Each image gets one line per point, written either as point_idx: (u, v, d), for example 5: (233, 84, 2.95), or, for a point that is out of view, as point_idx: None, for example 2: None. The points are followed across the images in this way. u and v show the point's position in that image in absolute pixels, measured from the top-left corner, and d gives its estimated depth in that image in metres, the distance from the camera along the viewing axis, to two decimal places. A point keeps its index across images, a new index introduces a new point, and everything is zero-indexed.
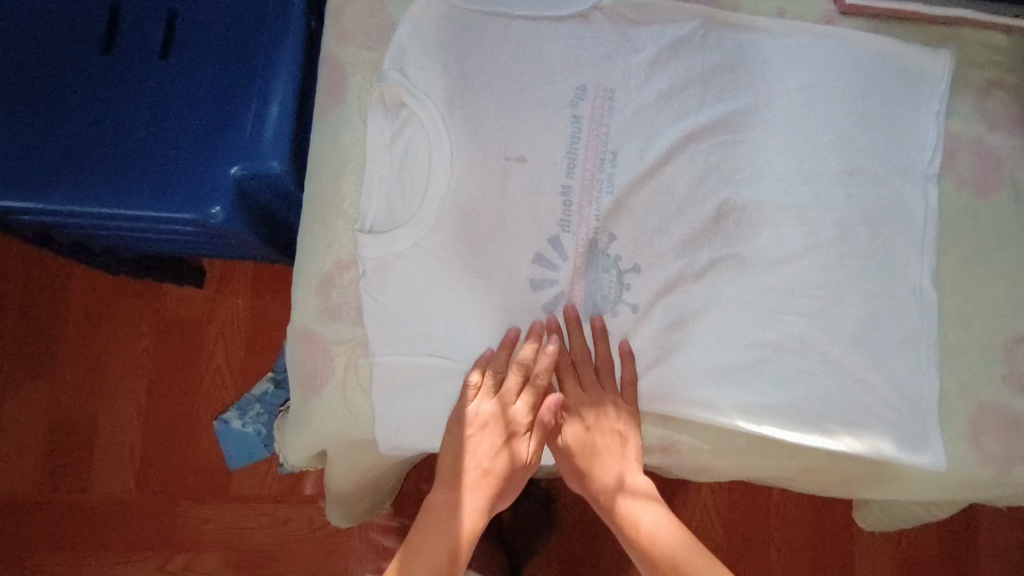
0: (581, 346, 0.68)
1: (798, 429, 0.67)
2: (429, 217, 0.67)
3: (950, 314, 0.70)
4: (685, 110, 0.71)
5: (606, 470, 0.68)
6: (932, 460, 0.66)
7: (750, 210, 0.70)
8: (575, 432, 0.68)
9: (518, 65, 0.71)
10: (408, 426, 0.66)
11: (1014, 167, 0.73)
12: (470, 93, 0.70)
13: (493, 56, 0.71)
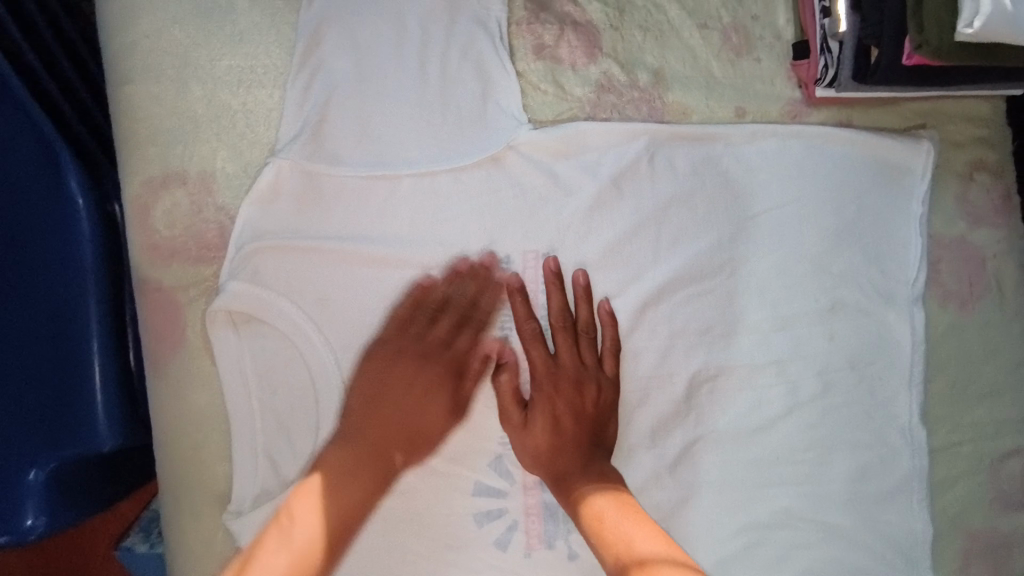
0: (559, 308, 0.53)
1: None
2: None
3: (937, 445, 0.64)
4: (640, 265, 0.57)
5: (604, 522, 0.47)
6: None
7: (725, 375, 0.59)
8: (541, 415, 0.51)
9: (420, 242, 0.52)
10: None
11: (999, 265, 0.64)
12: (364, 296, 0.51)
13: (384, 234, 0.52)
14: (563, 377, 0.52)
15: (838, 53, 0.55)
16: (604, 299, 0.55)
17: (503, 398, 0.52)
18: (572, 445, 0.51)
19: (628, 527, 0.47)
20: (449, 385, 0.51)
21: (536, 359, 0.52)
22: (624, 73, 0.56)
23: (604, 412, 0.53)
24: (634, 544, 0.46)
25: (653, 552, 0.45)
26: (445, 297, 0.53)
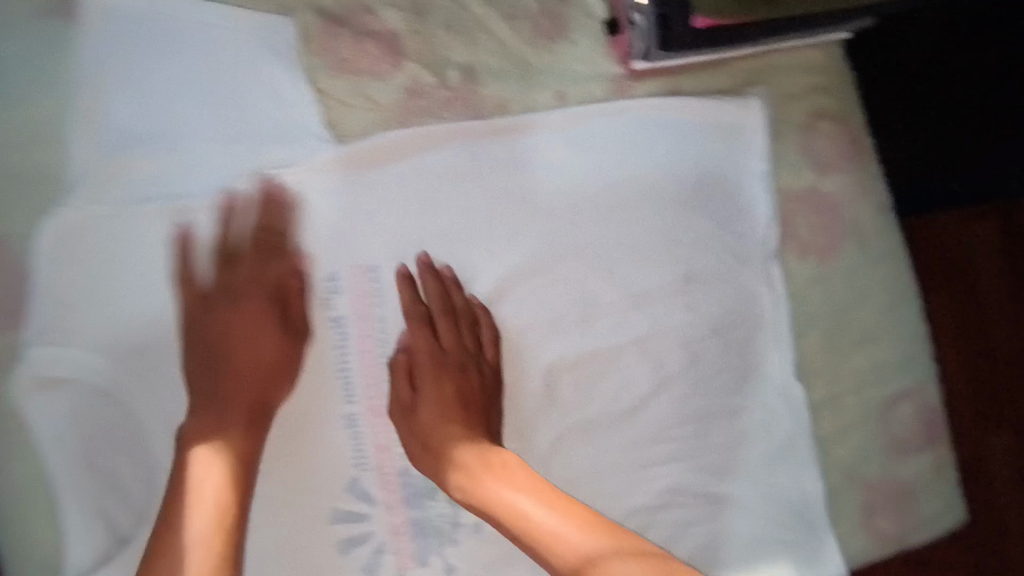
0: (435, 296, 0.55)
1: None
2: None
3: (818, 401, 0.63)
4: (478, 263, 0.57)
5: (507, 501, 0.51)
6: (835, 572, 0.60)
7: (587, 363, 0.58)
8: (426, 398, 0.55)
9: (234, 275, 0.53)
10: None
11: (854, 210, 0.64)
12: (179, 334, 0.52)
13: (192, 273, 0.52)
14: (447, 357, 0.56)
15: (642, 27, 0.54)
16: (503, 252, 0.57)
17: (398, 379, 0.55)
18: (456, 427, 0.54)
19: (532, 501, 0.51)
20: (269, 317, 0.53)
21: (420, 342, 0.55)
22: (431, 74, 0.56)
23: (474, 397, 0.56)
24: (524, 507, 0.51)
25: (552, 523, 0.50)
26: (275, 325, 0.53)
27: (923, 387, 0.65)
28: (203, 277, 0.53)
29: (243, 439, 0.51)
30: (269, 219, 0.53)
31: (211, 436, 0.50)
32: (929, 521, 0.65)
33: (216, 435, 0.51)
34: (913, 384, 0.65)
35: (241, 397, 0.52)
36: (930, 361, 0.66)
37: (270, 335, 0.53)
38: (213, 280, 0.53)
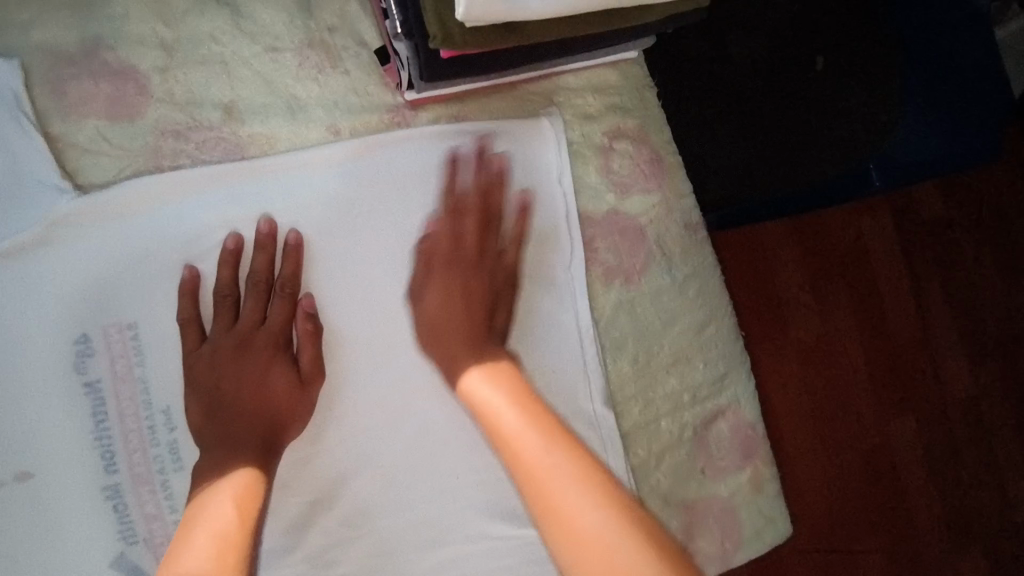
0: (292, 272, 0.53)
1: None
2: None
3: (634, 427, 0.63)
4: (252, 313, 0.52)
5: (483, 403, 0.50)
6: None
7: (385, 405, 0.56)
8: (308, 358, 0.53)
9: None
10: None
11: (659, 230, 0.64)
12: None
13: None
14: (282, 334, 0.53)
15: (404, 57, 0.51)
16: (289, 230, 0.54)
17: (253, 371, 0.52)
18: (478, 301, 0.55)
19: (504, 400, 0.49)
20: (279, 353, 0.52)
21: (280, 313, 0.53)
22: (184, 115, 0.52)
23: (501, 284, 0.57)
24: (508, 429, 0.48)
25: (516, 424, 0.47)
26: (50, 397, 0.49)
27: (740, 404, 0.66)
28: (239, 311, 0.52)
29: (261, 463, 0.50)
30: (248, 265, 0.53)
31: (224, 462, 0.49)
32: (750, 536, 0.66)
33: (231, 461, 0.49)
34: (728, 403, 0.66)
35: (253, 429, 0.51)
36: (746, 377, 0.67)
37: (280, 378, 0.52)
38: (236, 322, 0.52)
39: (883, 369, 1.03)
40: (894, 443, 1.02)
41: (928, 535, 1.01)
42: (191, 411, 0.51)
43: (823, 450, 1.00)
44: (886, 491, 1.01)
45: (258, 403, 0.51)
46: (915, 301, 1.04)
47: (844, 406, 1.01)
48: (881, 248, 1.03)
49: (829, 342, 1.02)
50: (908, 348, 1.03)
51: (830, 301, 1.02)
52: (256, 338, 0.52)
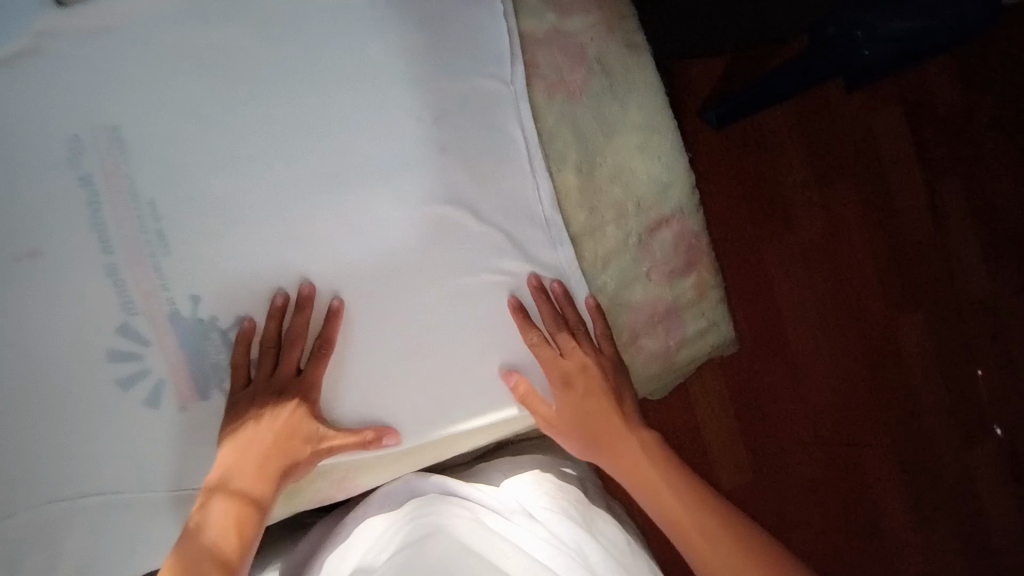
0: (263, 76, 0.61)
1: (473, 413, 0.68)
2: None
3: (580, 232, 0.68)
4: (227, 122, 0.60)
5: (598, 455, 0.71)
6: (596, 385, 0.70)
7: (352, 205, 0.63)
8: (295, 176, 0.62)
9: None
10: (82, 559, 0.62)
11: (600, 48, 0.68)
12: None
13: None
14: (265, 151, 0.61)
15: None
16: (256, 43, 0.61)
17: (237, 185, 0.61)
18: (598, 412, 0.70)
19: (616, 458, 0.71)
20: (261, 163, 0.61)
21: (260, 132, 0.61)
22: None
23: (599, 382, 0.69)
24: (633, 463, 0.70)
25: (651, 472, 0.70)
26: (50, 188, 0.58)
27: (684, 214, 0.70)
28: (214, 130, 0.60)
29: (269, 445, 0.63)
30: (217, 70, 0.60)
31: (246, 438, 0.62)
32: (693, 337, 0.71)
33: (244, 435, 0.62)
34: (672, 212, 0.70)
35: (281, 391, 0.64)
36: (690, 189, 0.71)
37: (265, 186, 0.61)
38: (213, 130, 0.60)
39: (894, 239, 1.38)
40: (900, 334, 1.37)
41: (930, 421, 1.38)
42: (179, 198, 0.60)
43: (811, 316, 1.35)
44: (892, 369, 1.37)
45: (243, 193, 0.61)
46: (924, 182, 1.38)
47: (839, 275, 1.36)
48: (895, 123, 1.37)
49: (838, 224, 1.36)
50: (926, 223, 1.38)
51: (839, 185, 1.37)
52: (240, 151, 0.61)
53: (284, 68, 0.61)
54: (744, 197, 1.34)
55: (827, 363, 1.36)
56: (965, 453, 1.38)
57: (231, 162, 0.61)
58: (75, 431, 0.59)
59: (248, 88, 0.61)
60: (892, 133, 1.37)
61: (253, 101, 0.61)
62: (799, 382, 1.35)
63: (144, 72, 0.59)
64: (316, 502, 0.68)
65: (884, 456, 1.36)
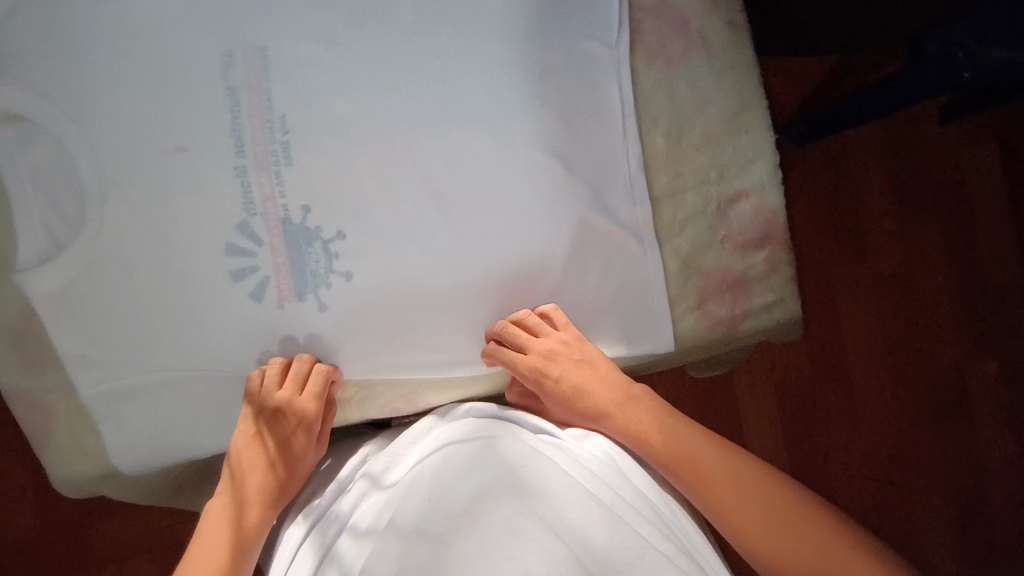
0: (394, 18, 0.68)
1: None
2: (95, 241, 0.65)
3: (660, 194, 0.72)
4: (357, 52, 0.67)
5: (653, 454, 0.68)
6: (656, 344, 0.73)
7: (456, 142, 0.68)
8: (410, 110, 0.68)
9: (144, 46, 0.65)
10: (179, 424, 0.69)
11: (703, 23, 0.72)
12: (96, 92, 0.65)
13: (112, 45, 0.65)
14: (387, 84, 0.68)
15: None
16: None
17: (359, 112, 0.68)
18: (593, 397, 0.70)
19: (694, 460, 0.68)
20: (383, 94, 0.68)
21: (384, 66, 0.68)
22: None
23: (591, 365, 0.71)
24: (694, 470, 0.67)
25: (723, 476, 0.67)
26: (201, 94, 0.66)
27: (764, 190, 0.73)
28: (345, 60, 0.67)
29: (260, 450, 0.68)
30: (355, 7, 0.68)
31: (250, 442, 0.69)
32: (759, 309, 0.73)
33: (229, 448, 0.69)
34: (753, 186, 0.73)
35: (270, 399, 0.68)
36: (774, 167, 0.73)
37: (382, 113, 0.68)
38: (344, 60, 0.67)
39: (974, 283, 1.39)
40: (968, 377, 1.39)
41: (991, 464, 1.39)
42: (307, 116, 0.67)
43: (878, 346, 1.39)
44: (958, 412, 1.39)
45: (362, 119, 0.68)
46: (1013, 230, 1.39)
47: (913, 311, 1.39)
48: (990, 167, 1.39)
49: (916, 260, 1.39)
50: (1010, 273, 1.39)
51: (922, 222, 1.39)
52: (366, 81, 0.67)
53: (414, 11, 0.68)
54: (823, 220, 1.39)
55: (889, 389, 1.39)
56: None
57: (356, 89, 0.67)
58: (189, 311, 0.67)
59: (380, 25, 0.68)
60: (984, 170, 1.39)
61: (382, 38, 0.68)
62: (857, 404, 1.39)
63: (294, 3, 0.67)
64: (385, 410, 0.75)
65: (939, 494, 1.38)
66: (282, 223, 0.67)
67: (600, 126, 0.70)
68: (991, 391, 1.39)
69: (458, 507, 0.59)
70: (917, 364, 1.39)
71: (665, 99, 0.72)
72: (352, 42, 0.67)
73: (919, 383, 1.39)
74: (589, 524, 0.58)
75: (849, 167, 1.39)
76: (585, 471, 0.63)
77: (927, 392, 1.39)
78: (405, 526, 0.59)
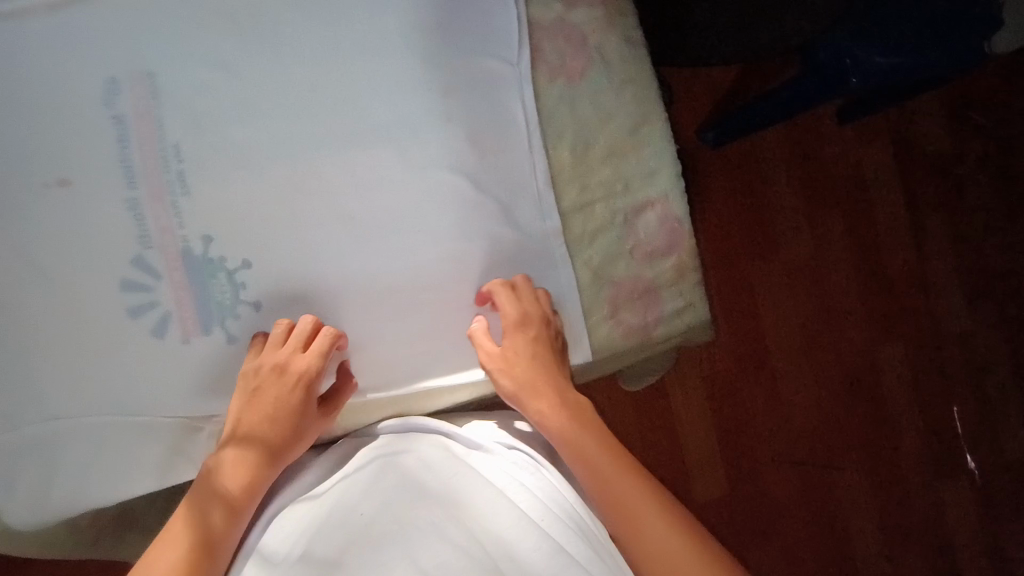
0: (291, 39, 0.66)
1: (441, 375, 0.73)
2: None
3: (570, 207, 0.74)
4: (255, 75, 0.66)
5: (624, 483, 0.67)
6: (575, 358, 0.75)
7: (359, 164, 0.68)
8: (312, 133, 0.67)
9: (19, 76, 0.62)
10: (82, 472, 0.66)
11: (600, 38, 0.74)
12: None
13: None
14: (289, 106, 0.66)
15: None
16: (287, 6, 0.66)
17: (260, 135, 0.66)
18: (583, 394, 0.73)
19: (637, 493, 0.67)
20: (283, 118, 0.66)
21: (282, 88, 0.66)
22: None
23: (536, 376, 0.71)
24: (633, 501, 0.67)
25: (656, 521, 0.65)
26: (85, 125, 0.63)
27: (668, 199, 0.76)
28: (241, 83, 0.65)
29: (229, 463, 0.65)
30: (248, 29, 0.66)
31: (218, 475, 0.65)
32: (671, 315, 0.76)
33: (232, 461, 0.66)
34: (657, 196, 0.75)
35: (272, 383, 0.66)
36: (676, 176, 0.76)
37: (285, 137, 0.66)
38: (241, 84, 0.65)
39: (878, 273, 1.49)
40: (879, 361, 1.48)
41: (906, 446, 1.48)
42: (203, 143, 0.65)
43: (796, 338, 1.46)
44: (872, 396, 1.47)
45: (262, 144, 0.66)
46: (909, 221, 1.49)
47: (826, 303, 1.47)
48: (885, 164, 1.49)
49: (825, 256, 1.47)
50: (909, 262, 1.49)
51: (827, 218, 1.48)
52: (266, 105, 0.66)
53: (311, 32, 0.67)
54: (739, 221, 1.45)
55: (808, 378, 1.46)
56: (938, 484, 1.48)
57: (256, 114, 0.66)
58: (86, 354, 0.63)
59: (276, 46, 0.66)
60: (879, 167, 1.48)
61: (280, 60, 0.66)
62: (778, 395, 1.45)
63: (183, 27, 0.65)
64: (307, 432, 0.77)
65: (858, 477, 1.46)
66: (181, 257, 0.64)
67: (507, 144, 0.71)
68: (900, 375, 1.48)
69: (384, 516, 0.63)
70: (831, 351, 1.47)
71: (568, 115, 0.73)
72: (248, 66, 0.66)
73: (834, 369, 1.47)
74: (507, 527, 0.62)
75: (759, 169, 1.46)
76: (517, 487, 0.67)
77: (842, 379, 1.47)
78: (322, 545, 0.62)
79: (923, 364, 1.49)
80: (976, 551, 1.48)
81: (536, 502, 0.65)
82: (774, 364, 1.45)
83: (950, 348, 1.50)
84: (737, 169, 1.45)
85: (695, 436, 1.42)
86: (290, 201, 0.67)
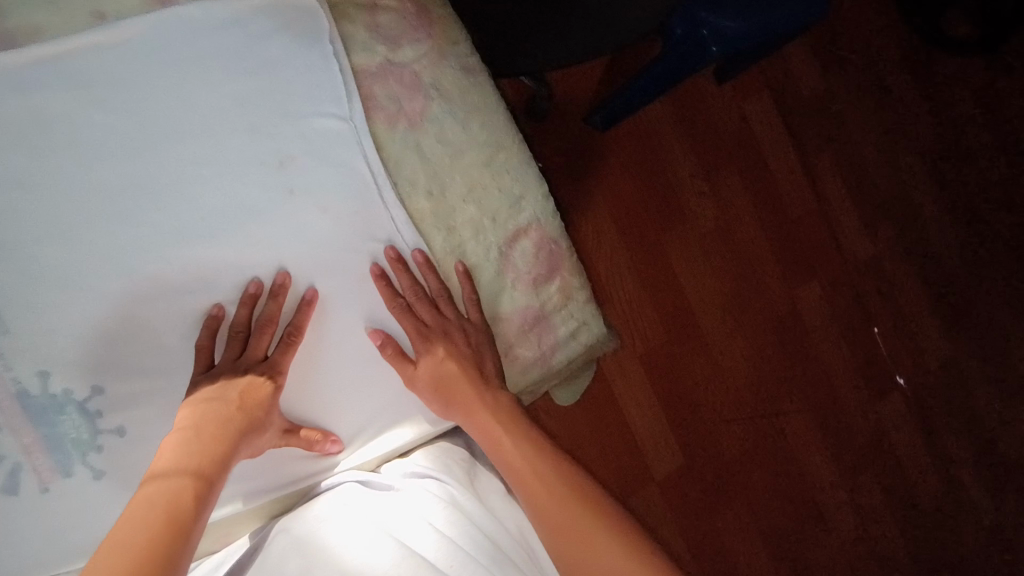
0: (92, 138, 0.60)
1: (348, 453, 0.70)
2: None
3: (441, 253, 0.70)
4: (58, 185, 0.59)
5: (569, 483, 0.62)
6: None
7: (200, 257, 0.63)
8: (140, 235, 0.61)
9: None
10: None
11: (434, 73, 0.72)
12: None
13: None
14: (105, 211, 0.60)
15: None
16: (80, 105, 0.60)
17: (80, 250, 0.60)
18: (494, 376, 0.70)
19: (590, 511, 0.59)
20: (103, 225, 0.60)
21: (93, 195, 0.60)
22: None
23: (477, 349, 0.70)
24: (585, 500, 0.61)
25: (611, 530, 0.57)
26: None
27: (541, 223, 0.74)
28: (45, 198, 0.59)
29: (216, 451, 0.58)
30: (40, 138, 0.59)
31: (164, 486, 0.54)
32: (564, 339, 0.76)
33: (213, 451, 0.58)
34: (529, 222, 0.74)
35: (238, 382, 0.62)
36: (541, 198, 0.75)
37: (109, 246, 0.60)
38: (44, 200, 0.59)
39: (784, 224, 1.51)
40: (800, 305, 1.51)
41: (840, 381, 1.52)
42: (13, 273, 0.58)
43: (719, 299, 1.47)
44: (799, 341, 1.51)
45: (85, 260, 0.60)
46: (801, 165, 1.52)
47: (740, 262, 1.49)
48: (769, 118, 1.50)
49: (730, 215, 1.49)
50: (809, 207, 1.52)
51: (726, 177, 1.49)
52: (79, 215, 0.60)
53: (115, 127, 0.61)
54: (642, 200, 1.44)
55: (738, 336, 1.48)
56: (874, 408, 1.53)
57: (70, 228, 0.60)
58: None
59: (78, 150, 0.60)
60: (765, 121, 1.50)
61: (85, 164, 0.60)
62: (713, 360, 1.46)
63: None
64: None
65: (802, 420, 1.50)
66: (14, 403, 0.58)
67: (359, 201, 0.67)
68: (821, 315, 1.52)
69: None
70: (753, 305, 1.49)
71: (418, 158, 0.70)
72: (48, 177, 0.59)
73: (760, 323, 1.49)
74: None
75: (652, 145, 1.45)
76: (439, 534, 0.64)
77: (768, 331, 1.50)
78: None
79: (841, 301, 1.53)
80: (921, 463, 1.54)
81: (448, 543, 0.62)
82: (704, 331, 1.46)
83: (863, 281, 1.54)
84: (630, 149, 1.44)
85: (642, 416, 1.40)
86: (131, 313, 0.61)
